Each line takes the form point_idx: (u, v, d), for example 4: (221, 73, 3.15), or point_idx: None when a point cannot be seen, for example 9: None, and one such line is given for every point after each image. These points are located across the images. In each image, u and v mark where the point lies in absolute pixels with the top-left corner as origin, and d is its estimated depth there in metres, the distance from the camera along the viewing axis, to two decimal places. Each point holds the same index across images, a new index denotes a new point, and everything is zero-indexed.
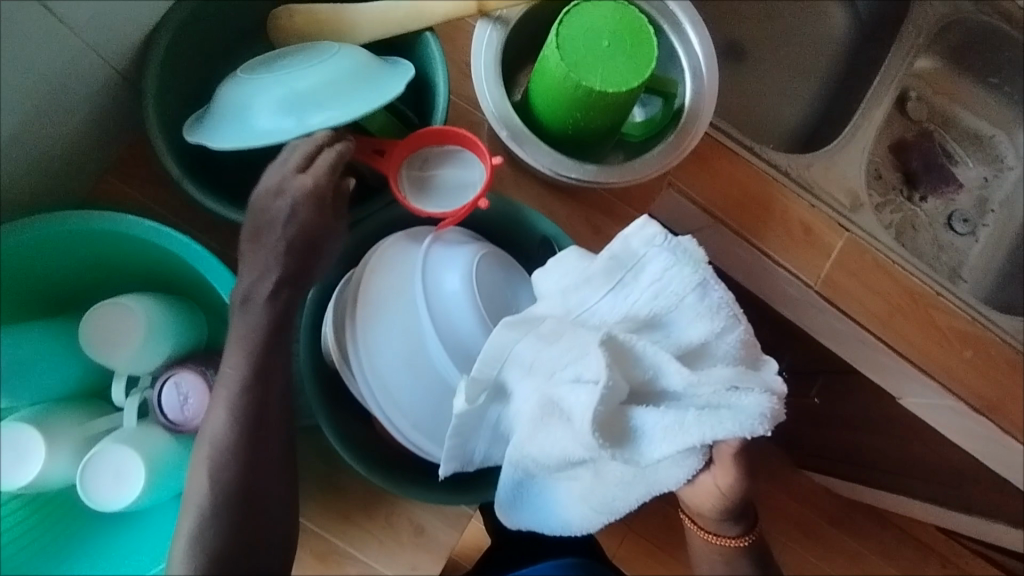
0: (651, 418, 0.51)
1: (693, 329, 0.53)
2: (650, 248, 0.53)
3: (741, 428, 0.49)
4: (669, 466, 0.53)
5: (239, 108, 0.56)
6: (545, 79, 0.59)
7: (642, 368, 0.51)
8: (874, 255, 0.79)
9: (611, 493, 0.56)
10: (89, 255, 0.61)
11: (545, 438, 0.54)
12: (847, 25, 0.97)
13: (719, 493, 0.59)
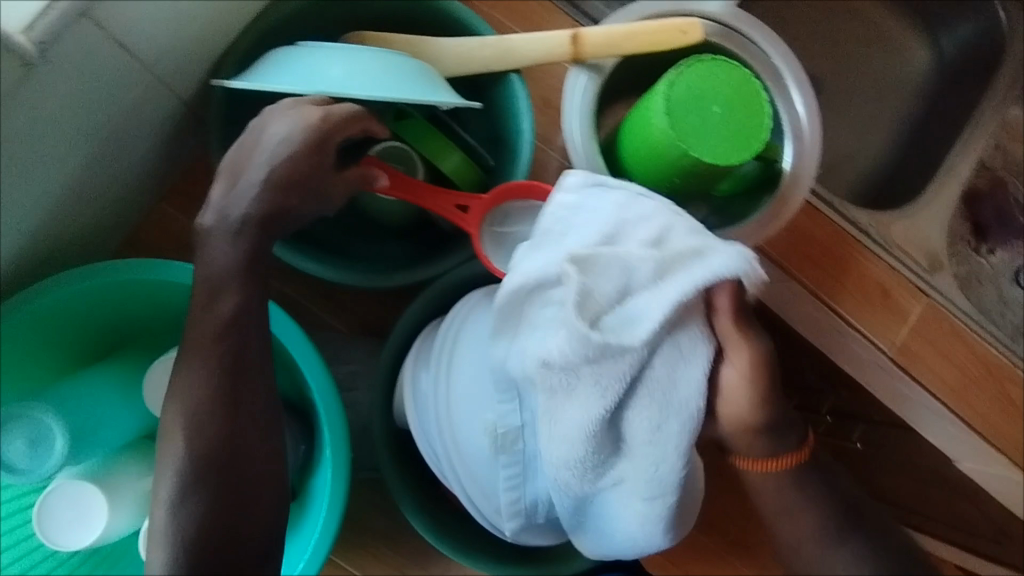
0: (630, 348, 0.46)
1: (642, 233, 0.49)
2: (585, 189, 0.51)
3: (727, 273, 0.46)
4: (683, 382, 0.48)
5: (281, 63, 0.50)
6: (645, 141, 0.56)
7: (611, 279, 0.47)
8: (953, 323, 0.76)
9: (652, 465, 0.49)
10: (147, 301, 0.58)
11: (554, 423, 0.48)
12: (930, 65, 0.92)
13: (748, 388, 0.52)
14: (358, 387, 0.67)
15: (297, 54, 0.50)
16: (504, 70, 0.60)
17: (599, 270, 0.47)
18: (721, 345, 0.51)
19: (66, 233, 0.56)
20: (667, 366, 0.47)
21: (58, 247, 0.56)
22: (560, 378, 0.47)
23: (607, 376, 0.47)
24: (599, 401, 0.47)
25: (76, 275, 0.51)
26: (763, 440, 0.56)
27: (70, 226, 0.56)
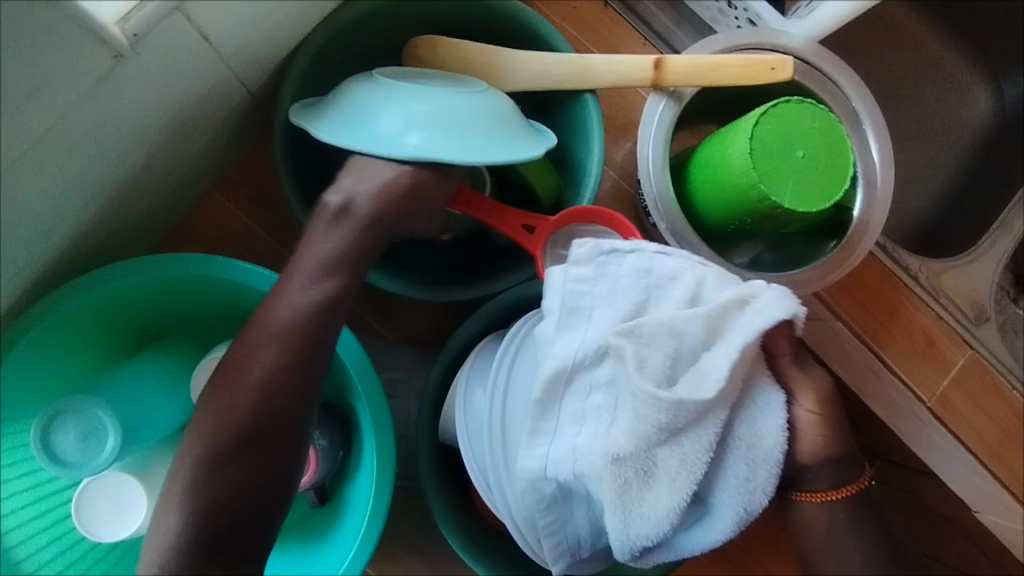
0: (715, 421, 0.49)
1: (677, 290, 0.51)
2: (597, 260, 0.51)
3: (775, 316, 0.49)
4: (750, 433, 0.51)
5: (364, 104, 0.50)
6: (721, 178, 0.55)
7: (662, 347, 0.49)
8: (994, 377, 0.76)
9: (743, 509, 0.52)
10: (199, 293, 0.58)
11: (644, 511, 0.50)
12: (990, 111, 0.91)
13: (819, 423, 0.57)
14: (399, 393, 0.66)
15: (382, 96, 0.49)
16: (580, 90, 0.58)
17: (649, 349, 0.49)
18: (786, 388, 0.57)
19: (123, 217, 0.55)
20: (735, 419, 0.51)
21: (111, 229, 0.55)
22: (635, 467, 0.49)
23: (687, 451, 0.49)
24: (690, 474, 0.49)
25: (140, 263, 0.51)
26: (825, 469, 0.58)
27: (127, 210, 0.55)
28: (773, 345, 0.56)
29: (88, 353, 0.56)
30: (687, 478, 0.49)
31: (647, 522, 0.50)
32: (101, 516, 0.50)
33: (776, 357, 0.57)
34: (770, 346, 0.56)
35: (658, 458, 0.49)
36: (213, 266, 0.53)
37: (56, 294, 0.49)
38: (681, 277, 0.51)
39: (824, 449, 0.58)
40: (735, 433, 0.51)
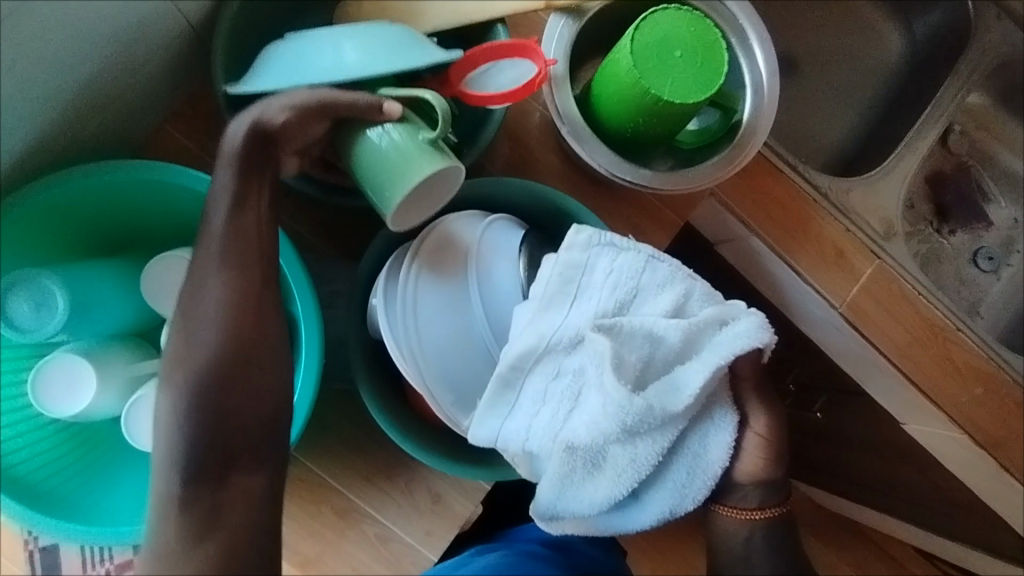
0: (677, 424, 0.56)
1: (661, 301, 0.57)
2: (589, 250, 0.56)
3: (750, 341, 0.56)
4: (701, 446, 0.58)
5: (288, 61, 0.56)
6: (612, 81, 0.61)
7: (638, 350, 0.55)
8: (901, 285, 0.81)
9: (671, 510, 0.60)
10: (151, 202, 0.62)
11: (586, 493, 0.58)
12: (902, 51, 0.98)
13: (764, 445, 0.62)
14: (338, 305, 0.72)
15: (291, 48, 0.57)
16: (488, 15, 0.64)
17: (625, 348, 0.55)
18: (741, 408, 0.62)
19: (72, 133, 0.60)
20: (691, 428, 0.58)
21: (61, 143, 0.60)
22: (589, 454, 0.57)
23: (643, 453, 0.56)
24: (637, 471, 0.57)
25: (118, 164, 0.56)
26: (757, 489, 0.63)
27: (75, 127, 0.60)
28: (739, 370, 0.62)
29: (57, 244, 0.61)
30: (631, 477, 0.57)
31: (581, 501, 0.59)
32: (56, 391, 0.56)
33: (739, 381, 0.62)
34: (737, 369, 0.62)
35: (610, 454, 0.57)
36: (160, 172, 0.57)
37: (35, 182, 0.54)
38: (671, 292, 0.57)
39: (759, 468, 0.62)
40: (686, 443, 0.58)
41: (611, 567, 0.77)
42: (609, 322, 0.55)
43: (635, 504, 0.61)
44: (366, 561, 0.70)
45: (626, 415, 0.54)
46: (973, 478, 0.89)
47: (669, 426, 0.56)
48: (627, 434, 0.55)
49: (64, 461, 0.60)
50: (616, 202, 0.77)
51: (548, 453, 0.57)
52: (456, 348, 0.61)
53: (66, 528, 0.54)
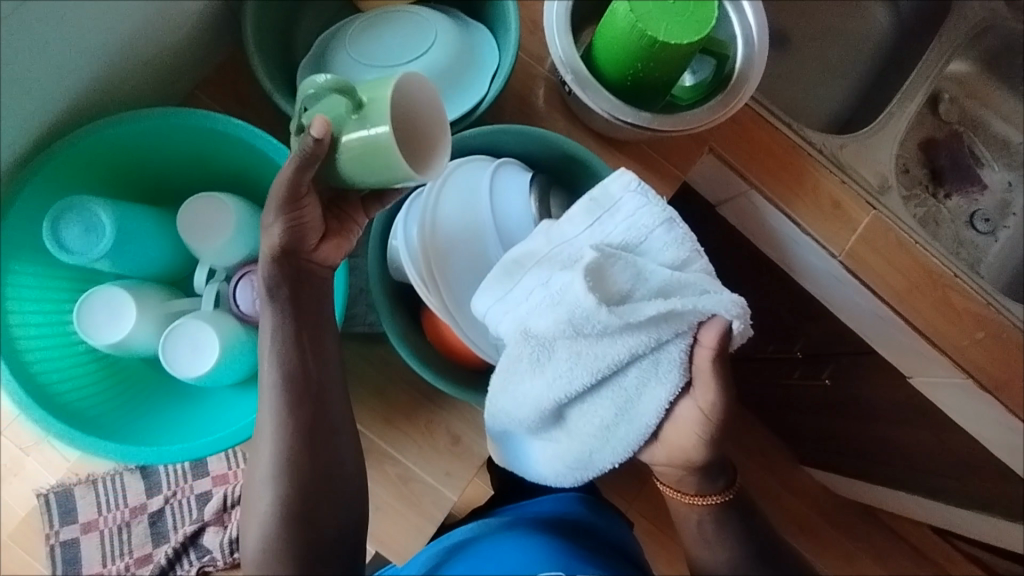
0: (621, 352, 0.57)
1: (665, 254, 0.59)
2: (619, 195, 0.60)
3: (719, 312, 0.55)
4: (638, 391, 0.58)
5: None
6: (611, 30, 0.66)
7: (624, 278, 0.58)
8: (898, 234, 0.84)
9: (590, 442, 0.62)
10: (188, 150, 0.67)
11: (521, 391, 0.61)
12: (888, 24, 1.03)
13: (704, 421, 0.57)
14: (360, 255, 0.76)
15: (365, 81, 0.70)
16: None
17: (613, 270, 0.58)
18: (688, 375, 0.58)
19: (118, 89, 0.65)
20: (635, 369, 0.58)
21: (107, 97, 0.65)
22: (539, 350, 0.59)
23: (583, 370, 0.58)
24: (571, 384, 0.59)
25: (174, 110, 0.61)
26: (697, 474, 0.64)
27: (122, 83, 0.65)
28: (700, 339, 0.56)
29: (103, 183, 0.65)
30: (565, 392, 0.59)
31: (512, 400, 0.62)
32: (97, 323, 0.61)
33: (695, 347, 0.56)
34: (698, 334, 0.56)
35: (554, 355, 0.59)
36: (201, 119, 0.62)
37: (92, 123, 0.59)
38: (673, 252, 0.59)
39: (693, 446, 0.59)
40: (623, 377, 0.59)
41: (617, 538, 0.79)
42: (607, 249, 0.58)
43: (567, 423, 0.63)
44: (389, 501, 0.73)
45: (577, 319, 0.57)
46: (979, 426, 0.90)
47: (615, 353, 0.57)
48: (576, 343, 0.58)
49: (94, 386, 0.64)
50: (621, 158, 0.81)
51: (508, 340, 0.61)
52: (471, 272, 0.65)
53: (87, 442, 0.58)
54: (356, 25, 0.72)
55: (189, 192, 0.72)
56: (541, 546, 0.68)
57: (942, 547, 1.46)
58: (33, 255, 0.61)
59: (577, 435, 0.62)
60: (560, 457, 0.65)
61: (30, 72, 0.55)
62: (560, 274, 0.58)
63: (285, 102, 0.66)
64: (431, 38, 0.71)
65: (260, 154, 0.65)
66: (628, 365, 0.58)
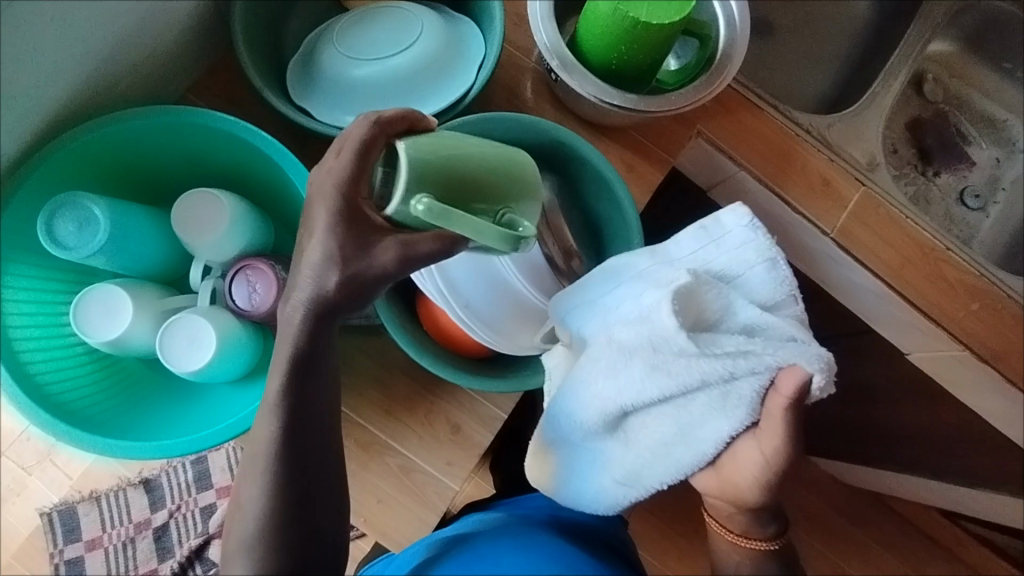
0: (699, 377, 0.60)
1: (761, 290, 0.64)
2: (726, 226, 0.65)
3: (804, 363, 0.57)
4: (705, 421, 0.61)
5: (351, 89, 0.71)
6: (594, 14, 0.66)
7: (716, 302, 0.62)
8: (888, 210, 0.84)
9: (645, 456, 0.65)
10: (180, 148, 0.68)
11: (591, 392, 0.64)
12: (870, 6, 1.04)
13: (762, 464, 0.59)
14: None
15: (353, 76, 0.71)
16: None
17: (707, 290, 0.62)
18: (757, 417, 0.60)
19: (111, 91, 0.66)
20: (704, 397, 0.61)
21: (100, 99, 0.65)
22: (617, 357, 0.63)
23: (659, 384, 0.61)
24: (644, 395, 0.62)
25: (170, 108, 0.61)
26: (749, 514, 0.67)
27: (114, 85, 0.66)
28: (777, 384, 0.57)
29: (99, 183, 0.66)
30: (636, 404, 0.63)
31: (580, 401, 0.65)
32: (94, 322, 0.61)
33: (775, 393, 0.58)
34: (776, 379, 0.58)
35: (631, 364, 0.62)
36: (194, 116, 0.62)
37: (87, 123, 0.59)
38: (767, 293, 0.64)
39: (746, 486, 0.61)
40: (691, 398, 0.61)
41: (610, 532, 0.78)
42: (704, 275, 0.63)
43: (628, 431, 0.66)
44: (391, 492, 0.73)
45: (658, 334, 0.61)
46: (980, 399, 0.91)
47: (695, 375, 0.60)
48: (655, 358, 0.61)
49: (92, 386, 0.65)
50: (609, 144, 0.82)
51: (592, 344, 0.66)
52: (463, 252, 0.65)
53: (87, 439, 0.59)
54: (345, 21, 0.73)
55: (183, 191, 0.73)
56: (534, 546, 0.66)
57: (952, 530, 1.45)
58: (30, 256, 0.62)
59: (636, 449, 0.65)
60: (611, 473, 0.67)
61: (24, 74, 0.55)
62: (652, 290, 0.62)
63: (274, 98, 0.67)
64: (417, 30, 0.72)
65: (252, 150, 0.66)
66: (704, 392, 0.61)
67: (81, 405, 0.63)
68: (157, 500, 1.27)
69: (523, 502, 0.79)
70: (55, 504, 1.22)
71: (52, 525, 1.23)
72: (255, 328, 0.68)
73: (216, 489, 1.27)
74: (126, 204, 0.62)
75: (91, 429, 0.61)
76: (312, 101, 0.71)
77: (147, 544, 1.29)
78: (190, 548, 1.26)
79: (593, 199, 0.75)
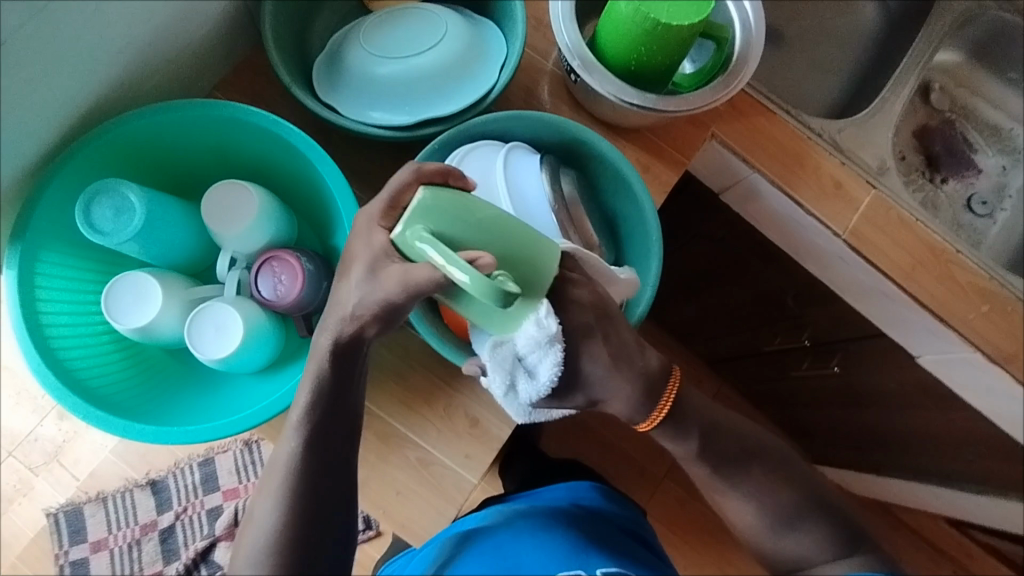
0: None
1: None
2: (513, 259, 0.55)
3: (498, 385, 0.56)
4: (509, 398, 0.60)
5: (375, 86, 0.73)
6: (615, 16, 0.68)
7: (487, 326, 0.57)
8: (899, 212, 0.86)
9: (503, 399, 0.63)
10: (210, 141, 0.69)
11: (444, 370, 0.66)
12: (877, 16, 1.07)
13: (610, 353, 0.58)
14: None
15: (378, 74, 0.73)
16: None
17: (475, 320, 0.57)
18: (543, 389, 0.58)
19: (144, 84, 0.67)
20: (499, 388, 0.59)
21: (133, 92, 0.67)
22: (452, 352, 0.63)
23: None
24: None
25: (202, 102, 0.63)
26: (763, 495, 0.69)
27: (147, 78, 0.67)
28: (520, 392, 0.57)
29: (129, 173, 0.67)
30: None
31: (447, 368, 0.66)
32: (124, 310, 0.62)
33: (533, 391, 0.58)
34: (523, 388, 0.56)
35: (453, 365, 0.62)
36: (227, 109, 0.64)
37: (124, 114, 0.61)
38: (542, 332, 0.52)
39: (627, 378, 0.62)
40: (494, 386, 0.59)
41: (629, 520, 0.78)
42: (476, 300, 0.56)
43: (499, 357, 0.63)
44: (410, 485, 0.73)
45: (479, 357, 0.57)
46: (990, 401, 0.91)
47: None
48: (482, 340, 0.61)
49: (119, 373, 0.66)
50: (626, 145, 0.84)
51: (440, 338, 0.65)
52: None
53: (114, 423, 0.60)
54: (371, 21, 0.75)
55: (209, 183, 0.74)
56: (549, 544, 0.68)
57: (958, 539, 1.45)
58: (63, 244, 0.63)
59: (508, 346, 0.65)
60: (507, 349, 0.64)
61: (65, 64, 0.57)
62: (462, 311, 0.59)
63: (302, 93, 0.69)
64: (442, 30, 0.73)
65: (281, 144, 0.67)
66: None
67: (107, 391, 0.63)
68: (164, 502, 1.26)
69: (540, 492, 0.80)
70: (62, 505, 1.26)
71: (58, 526, 1.24)
72: (280, 318, 0.69)
73: (223, 491, 1.27)
74: (159, 194, 0.63)
75: (118, 413, 0.62)
76: (337, 98, 0.73)
77: (153, 547, 1.26)
78: (194, 551, 1.23)
79: (610, 197, 0.76)
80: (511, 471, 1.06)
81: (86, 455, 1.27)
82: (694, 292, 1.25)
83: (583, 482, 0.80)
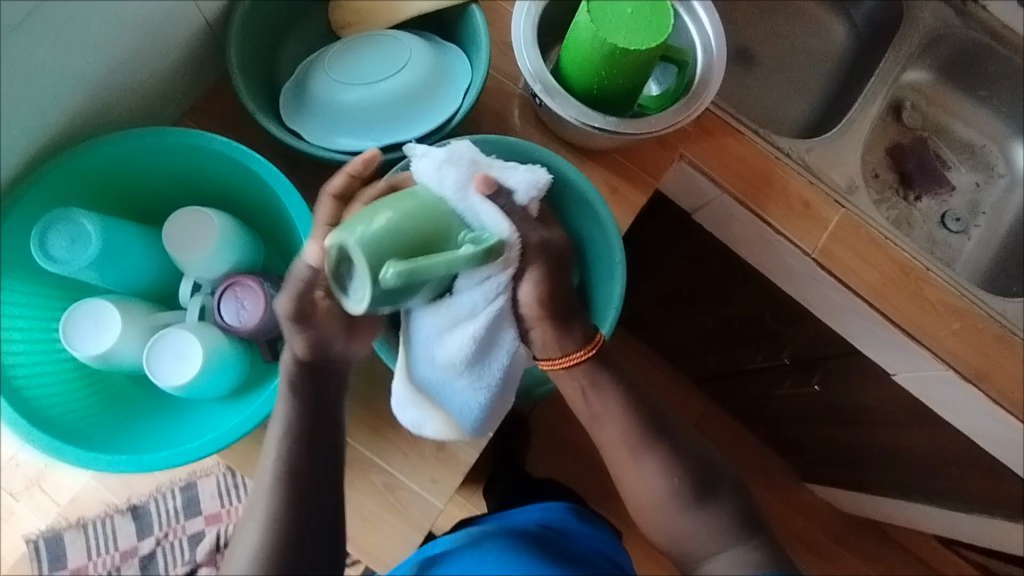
0: (447, 182, 0.54)
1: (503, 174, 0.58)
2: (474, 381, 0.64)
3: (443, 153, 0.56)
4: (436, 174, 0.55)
5: (339, 113, 0.73)
6: (575, 43, 0.69)
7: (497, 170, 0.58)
8: (868, 231, 0.86)
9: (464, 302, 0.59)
10: (175, 167, 0.70)
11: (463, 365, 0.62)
12: (848, 38, 1.08)
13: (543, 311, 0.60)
14: None
15: (342, 101, 0.73)
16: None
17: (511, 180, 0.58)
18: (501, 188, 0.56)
19: (110, 112, 0.68)
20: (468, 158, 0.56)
21: (98, 121, 0.68)
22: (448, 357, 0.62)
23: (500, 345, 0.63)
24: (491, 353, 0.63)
25: (164, 129, 0.64)
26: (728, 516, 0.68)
27: (112, 106, 0.68)
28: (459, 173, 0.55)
29: (92, 200, 0.67)
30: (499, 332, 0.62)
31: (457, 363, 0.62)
32: (83, 338, 0.62)
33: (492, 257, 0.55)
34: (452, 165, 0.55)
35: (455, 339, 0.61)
36: (191, 137, 0.64)
37: (88, 142, 0.61)
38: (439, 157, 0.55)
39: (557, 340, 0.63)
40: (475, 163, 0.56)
41: (604, 544, 0.76)
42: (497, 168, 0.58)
43: (472, 205, 0.54)
44: (376, 510, 0.73)
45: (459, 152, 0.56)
46: (968, 420, 0.91)
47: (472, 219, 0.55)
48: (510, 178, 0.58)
49: (78, 400, 0.65)
50: (593, 166, 0.84)
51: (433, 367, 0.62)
52: None
53: (69, 452, 0.59)
54: (337, 46, 0.76)
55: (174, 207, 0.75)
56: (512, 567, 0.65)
57: (950, 558, 1.43)
58: (22, 272, 0.64)
59: (449, 321, 0.59)
60: (440, 345, 0.61)
61: (25, 97, 0.58)
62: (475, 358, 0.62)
63: (265, 120, 0.69)
64: (406, 55, 0.74)
65: (245, 170, 0.68)
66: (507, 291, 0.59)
67: (66, 418, 0.63)
68: (145, 527, 1.25)
69: (506, 516, 0.78)
70: (42, 531, 1.24)
71: (38, 553, 1.23)
72: (242, 342, 0.68)
73: (205, 516, 1.25)
74: (119, 221, 0.64)
75: (76, 442, 0.62)
76: (303, 125, 0.74)
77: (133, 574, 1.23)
78: None
79: (574, 217, 0.76)
80: (492, 493, 1.05)
81: (66, 480, 1.26)
82: (675, 310, 1.25)
83: (553, 503, 0.77)
